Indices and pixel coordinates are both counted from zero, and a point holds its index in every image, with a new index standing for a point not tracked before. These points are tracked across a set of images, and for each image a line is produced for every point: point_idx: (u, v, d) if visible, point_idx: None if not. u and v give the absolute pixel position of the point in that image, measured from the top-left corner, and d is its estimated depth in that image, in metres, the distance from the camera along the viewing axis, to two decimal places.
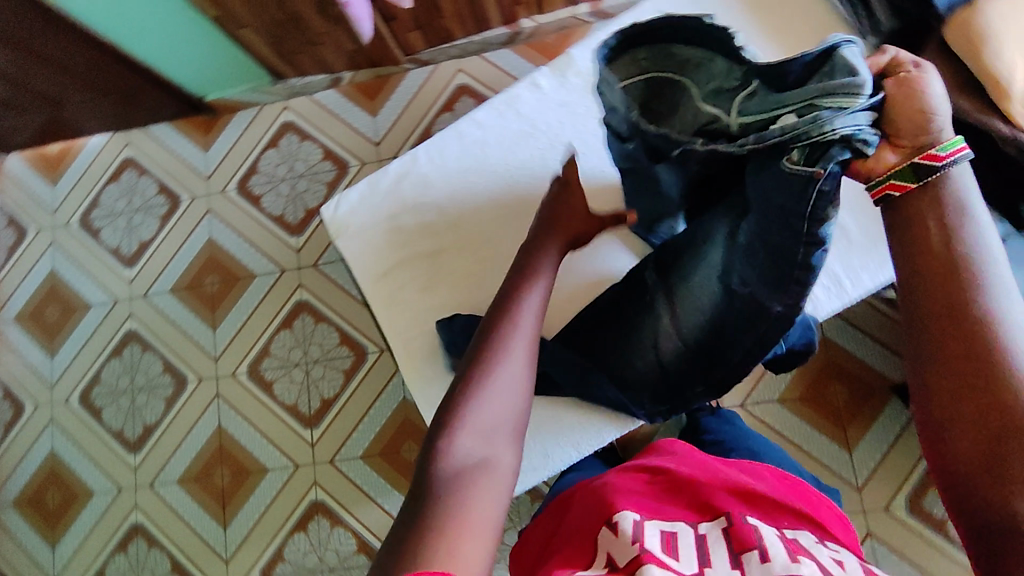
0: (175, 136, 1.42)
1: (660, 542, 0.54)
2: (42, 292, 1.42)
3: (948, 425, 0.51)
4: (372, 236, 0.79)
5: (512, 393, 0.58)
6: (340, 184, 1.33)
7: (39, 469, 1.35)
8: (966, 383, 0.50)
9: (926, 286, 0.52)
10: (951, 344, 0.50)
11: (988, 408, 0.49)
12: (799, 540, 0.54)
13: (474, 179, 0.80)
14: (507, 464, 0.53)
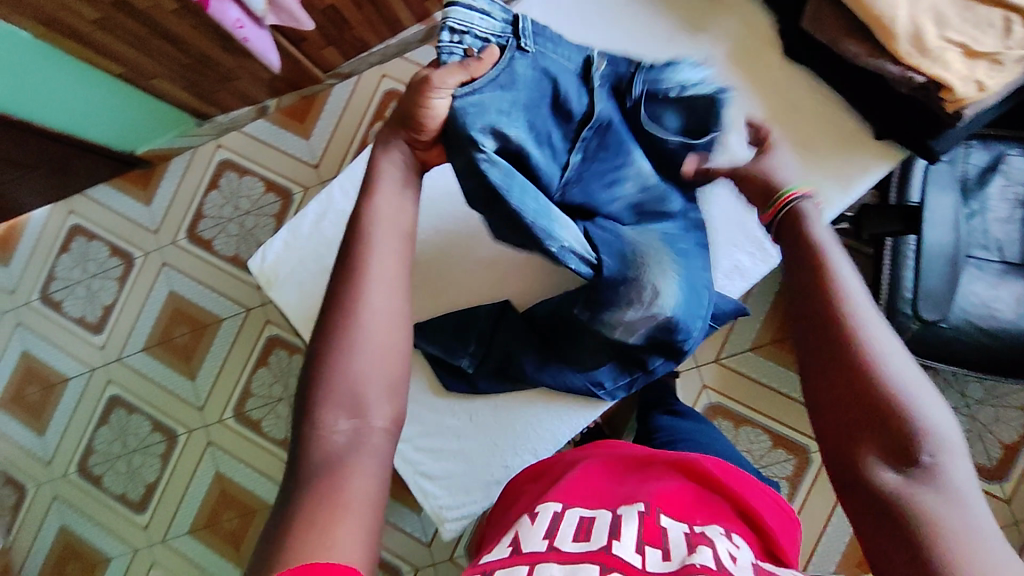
0: (117, 195, 1.40)
1: (574, 529, 0.51)
2: (19, 373, 1.42)
3: (841, 431, 0.47)
4: (303, 279, 0.83)
5: (378, 350, 0.50)
6: (287, 214, 1.32)
7: (52, 545, 1.37)
8: (847, 387, 0.47)
9: (810, 313, 0.50)
10: (829, 347, 0.48)
11: (886, 428, 0.45)
12: (704, 533, 0.52)
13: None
14: (378, 430, 0.48)
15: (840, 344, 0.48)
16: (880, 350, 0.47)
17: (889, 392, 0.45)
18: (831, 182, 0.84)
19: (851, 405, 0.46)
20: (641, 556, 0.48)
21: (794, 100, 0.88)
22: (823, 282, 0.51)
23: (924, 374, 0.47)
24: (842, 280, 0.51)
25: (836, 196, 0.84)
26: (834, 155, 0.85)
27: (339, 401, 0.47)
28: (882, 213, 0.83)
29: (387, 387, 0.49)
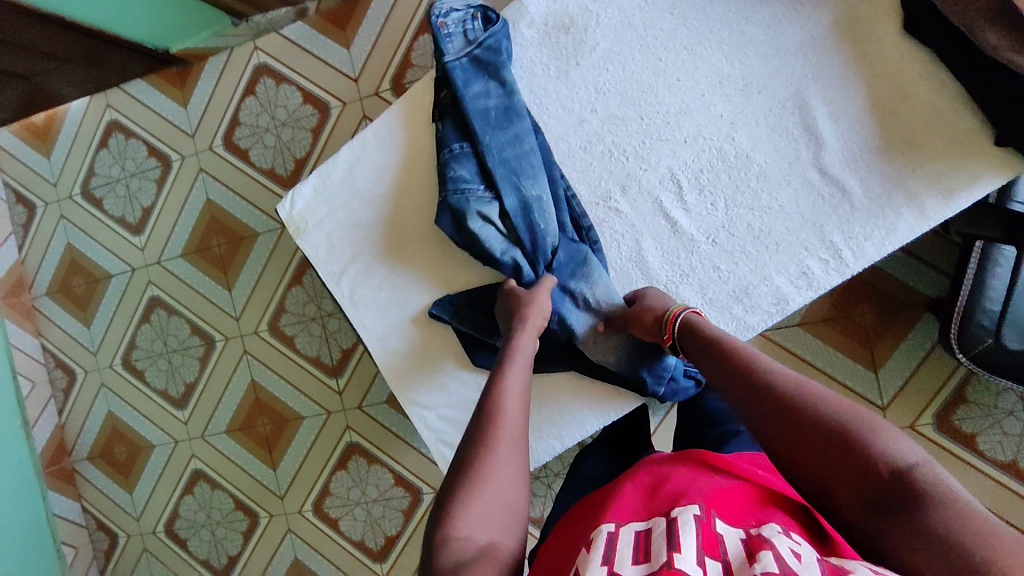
0: (153, 92, 1.35)
1: (632, 550, 0.51)
2: (65, 265, 1.45)
3: (819, 486, 0.52)
4: (333, 231, 0.80)
5: (511, 479, 0.53)
6: (324, 130, 1.26)
7: (102, 427, 1.47)
8: (812, 448, 0.52)
9: (734, 389, 0.60)
10: (783, 427, 0.54)
11: (848, 451, 0.50)
12: (762, 535, 0.50)
13: (424, 160, 0.80)
14: (508, 546, 0.50)
15: (793, 419, 0.54)
16: (825, 404, 0.54)
17: (837, 422, 0.52)
18: (933, 189, 0.75)
19: (819, 460, 0.51)
20: (704, 567, 0.46)
21: (903, 86, 0.76)
22: (759, 376, 0.59)
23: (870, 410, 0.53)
24: (771, 368, 0.59)
25: (934, 205, 0.75)
26: (942, 157, 0.75)
27: (481, 522, 0.50)
28: (980, 215, 0.75)
29: (512, 516, 0.51)
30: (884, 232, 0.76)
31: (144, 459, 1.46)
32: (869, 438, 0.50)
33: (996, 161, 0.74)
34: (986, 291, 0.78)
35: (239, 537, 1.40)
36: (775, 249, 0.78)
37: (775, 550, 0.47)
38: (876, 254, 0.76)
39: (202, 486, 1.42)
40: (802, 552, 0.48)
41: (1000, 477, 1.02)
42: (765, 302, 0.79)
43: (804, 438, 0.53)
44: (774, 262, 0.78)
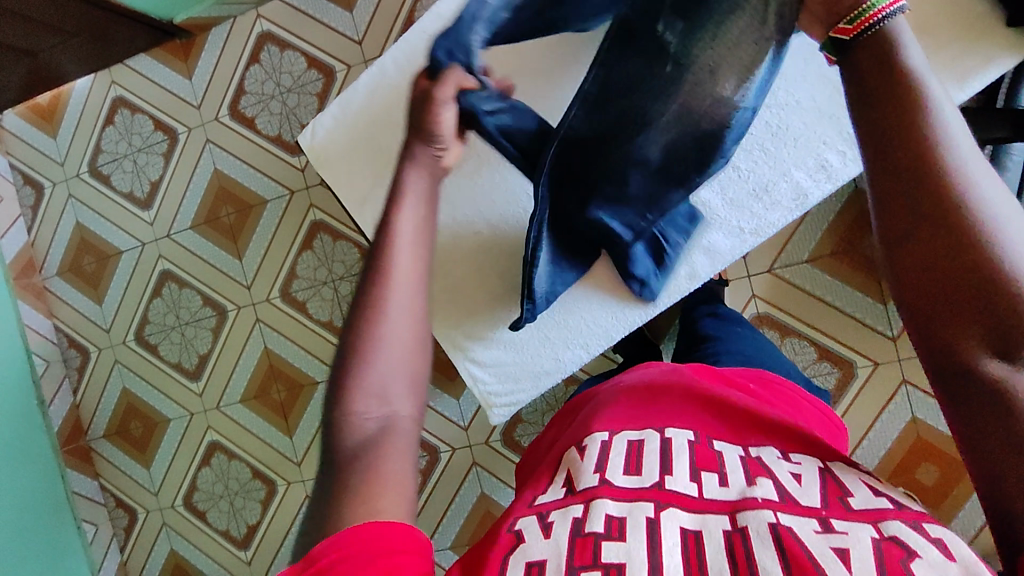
0: (157, 66, 1.37)
1: (625, 459, 0.56)
2: (74, 244, 1.46)
3: (929, 314, 0.45)
4: (353, 160, 0.84)
5: (401, 350, 0.55)
6: (330, 93, 1.27)
7: (118, 404, 1.49)
8: (940, 250, 0.44)
9: (905, 167, 0.45)
10: (936, 235, 0.44)
11: (974, 283, 0.43)
12: (761, 461, 0.55)
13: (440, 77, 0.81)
14: (407, 414, 0.54)
15: (939, 217, 0.44)
16: (986, 215, 0.43)
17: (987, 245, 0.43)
18: (946, 76, 0.76)
19: (948, 281, 0.44)
20: (695, 484, 0.52)
21: None
22: (929, 145, 0.45)
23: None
24: (950, 148, 0.45)
25: (948, 90, 0.76)
26: (952, 44, 0.76)
27: (365, 391, 0.53)
28: (983, 117, 0.78)
29: (411, 380, 0.55)
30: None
31: (161, 433, 1.47)
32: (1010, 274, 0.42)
33: (1006, 46, 0.75)
34: None
35: (259, 505, 1.41)
36: (794, 142, 0.78)
37: (774, 477, 0.52)
38: None
39: (219, 457, 1.43)
40: (798, 475, 0.53)
41: None
42: (784, 198, 0.79)
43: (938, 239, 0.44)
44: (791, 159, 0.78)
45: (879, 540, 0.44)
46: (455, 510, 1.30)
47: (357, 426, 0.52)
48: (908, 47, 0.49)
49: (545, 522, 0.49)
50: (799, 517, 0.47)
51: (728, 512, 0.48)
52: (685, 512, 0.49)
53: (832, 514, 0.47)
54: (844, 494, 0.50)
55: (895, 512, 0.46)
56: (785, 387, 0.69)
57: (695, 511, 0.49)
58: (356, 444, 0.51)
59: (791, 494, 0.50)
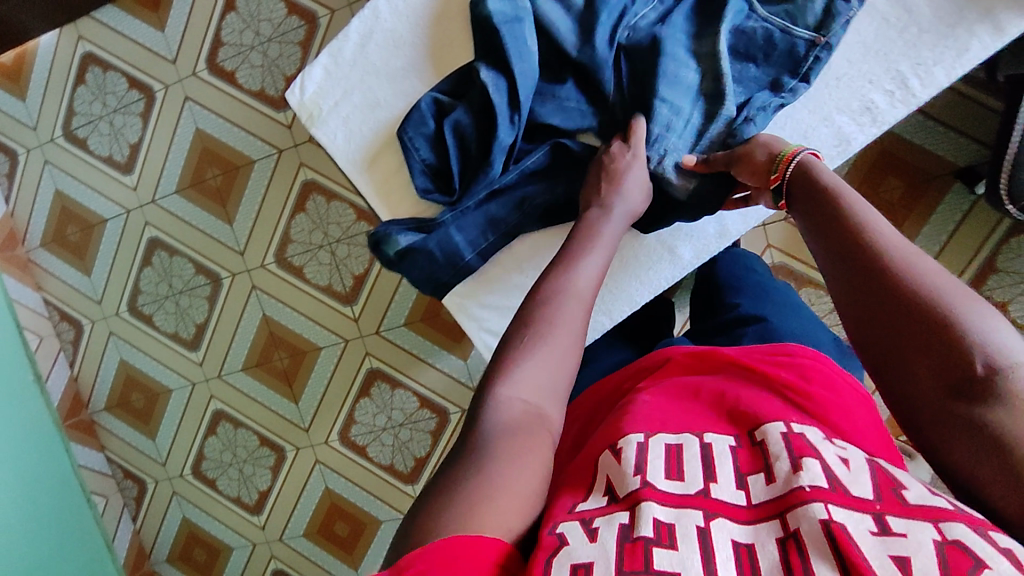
0: (125, 18, 1.27)
1: (663, 461, 0.52)
2: (56, 214, 1.40)
3: (889, 353, 0.50)
4: (351, 117, 0.75)
5: (561, 365, 0.58)
6: (313, 42, 1.19)
7: (117, 376, 1.46)
8: (882, 308, 0.51)
9: (841, 255, 0.56)
10: (876, 292, 0.52)
11: (918, 323, 0.49)
12: (805, 437, 0.53)
13: (439, 22, 0.74)
14: (554, 419, 0.55)
15: (867, 285, 0.53)
16: (908, 273, 0.51)
17: (922, 293, 0.50)
18: (1007, 2, 0.70)
19: (882, 346, 0.51)
20: (743, 491, 0.49)
21: None
22: (855, 237, 0.56)
23: (957, 278, 0.50)
24: (877, 232, 0.55)
25: (1010, 19, 0.70)
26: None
27: (526, 384, 0.56)
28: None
29: (554, 392, 0.57)
30: (955, 53, 0.71)
31: (163, 404, 1.45)
32: (947, 312, 0.48)
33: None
34: None
35: (268, 472, 1.41)
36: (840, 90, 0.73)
37: (820, 459, 0.49)
38: (946, 79, 0.71)
39: (224, 426, 1.42)
40: (846, 461, 0.50)
41: None
42: (825, 140, 0.74)
43: (872, 303, 0.52)
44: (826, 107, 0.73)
45: (941, 541, 0.41)
46: None
47: (505, 406, 0.54)
48: (825, 173, 0.62)
49: (590, 529, 0.46)
50: (853, 514, 0.44)
51: (777, 517, 0.46)
52: (733, 523, 0.47)
53: (887, 510, 0.44)
54: (897, 486, 0.47)
55: (951, 509, 0.43)
56: (822, 366, 0.67)
57: (744, 522, 0.47)
58: (496, 427, 0.52)
59: (842, 484, 0.47)
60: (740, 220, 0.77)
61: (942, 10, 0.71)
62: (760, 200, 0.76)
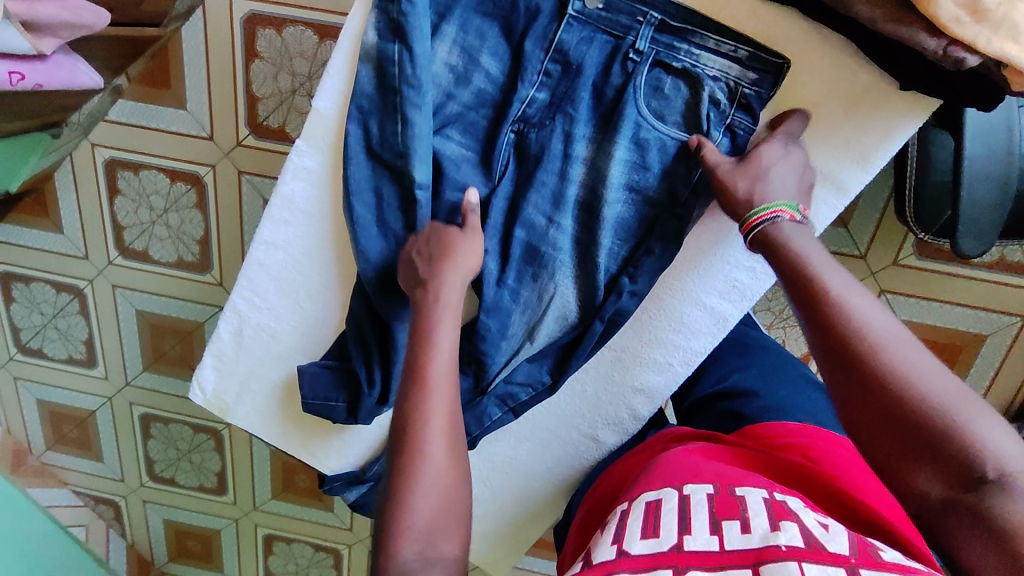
0: (22, 231, 1.24)
1: (643, 522, 0.55)
2: (48, 419, 1.43)
3: (892, 456, 0.50)
4: (260, 407, 0.66)
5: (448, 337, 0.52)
6: (208, 200, 1.15)
7: (167, 532, 1.54)
8: (879, 409, 0.50)
9: (827, 337, 0.53)
10: (873, 391, 0.50)
11: (917, 429, 0.48)
12: (784, 502, 0.55)
13: (305, 307, 0.61)
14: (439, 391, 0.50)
15: (902, 406, 0.49)
16: (928, 387, 0.49)
17: (921, 400, 0.48)
18: (844, 160, 0.62)
19: (894, 443, 0.49)
20: (716, 535, 0.52)
21: None
22: (851, 332, 0.52)
23: (964, 383, 0.49)
24: (863, 319, 0.52)
25: (851, 175, 0.63)
26: (844, 121, 0.61)
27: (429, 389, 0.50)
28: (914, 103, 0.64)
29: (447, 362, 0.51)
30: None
31: (217, 543, 1.53)
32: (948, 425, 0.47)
33: (906, 105, 0.60)
34: (930, 162, 0.69)
35: (333, 570, 1.50)
36: None
37: (797, 521, 0.51)
38: None
39: (279, 544, 1.50)
40: (824, 522, 0.52)
41: (992, 277, 1.01)
42: (703, 325, 0.68)
43: (872, 403, 0.50)
44: (695, 285, 0.67)
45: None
46: None
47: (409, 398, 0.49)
48: (811, 248, 0.56)
49: None
50: (823, 565, 0.46)
51: (750, 565, 0.48)
52: (704, 571, 0.48)
53: (860, 562, 0.46)
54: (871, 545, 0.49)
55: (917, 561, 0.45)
56: (825, 445, 0.67)
57: (714, 569, 0.49)
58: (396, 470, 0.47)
59: (816, 539, 0.49)
60: (647, 402, 0.72)
61: None
62: (660, 377, 0.71)
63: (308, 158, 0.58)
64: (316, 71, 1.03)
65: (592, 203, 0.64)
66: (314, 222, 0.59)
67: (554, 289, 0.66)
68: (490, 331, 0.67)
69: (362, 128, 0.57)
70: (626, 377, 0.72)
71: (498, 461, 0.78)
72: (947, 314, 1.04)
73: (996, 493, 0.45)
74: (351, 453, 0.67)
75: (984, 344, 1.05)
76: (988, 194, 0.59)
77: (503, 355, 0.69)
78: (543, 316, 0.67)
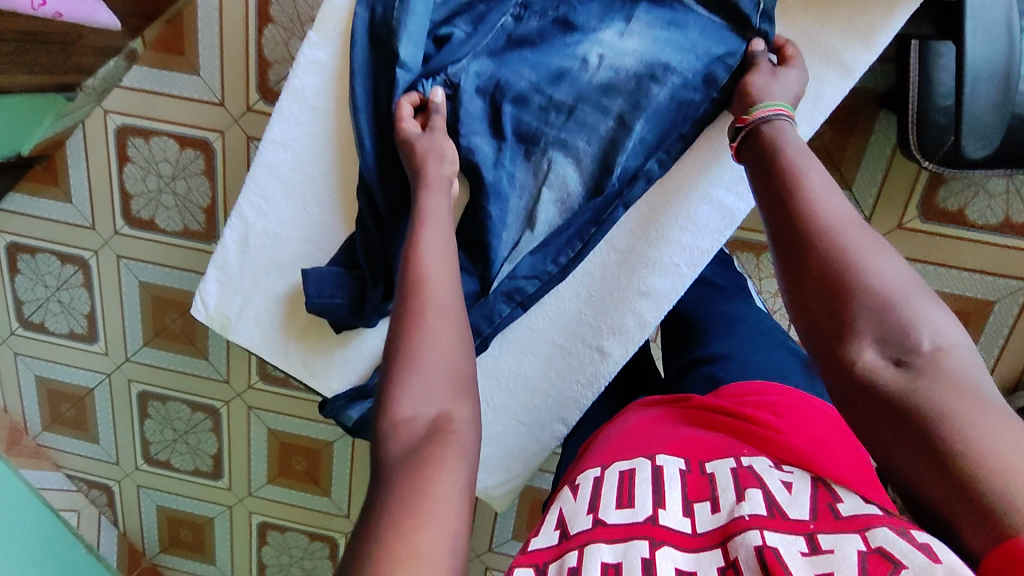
0: (31, 201, 1.25)
1: (616, 492, 0.48)
2: (45, 397, 1.42)
3: (823, 330, 0.44)
4: (264, 319, 0.66)
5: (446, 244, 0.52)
6: (215, 167, 1.16)
7: (159, 520, 1.50)
8: (820, 277, 0.44)
9: (781, 210, 0.49)
10: (816, 256, 0.45)
11: (856, 301, 0.43)
12: (753, 468, 0.48)
13: (316, 202, 0.63)
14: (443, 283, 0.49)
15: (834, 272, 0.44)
16: (869, 265, 0.43)
17: (864, 272, 0.43)
18: (848, 40, 0.63)
19: (827, 315, 0.44)
20: (688, 517, 0.46)
21: None
22: (804, 204, 0.48)
23: (914, 273, 0.44)
24: (818, 198, 0.48)
25: (856, 56, 0.63)
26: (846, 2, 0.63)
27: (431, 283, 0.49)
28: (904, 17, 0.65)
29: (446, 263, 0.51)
30: (812, 103, 0.64)
31: (210, 532, 1.49)
32: (888, 300, 0.42)
33: None
34: (934, 87, 0.70)
35: (327, 561, 1.45)
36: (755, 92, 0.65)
37: (763, 486, 0.46)
38: (810, 129, 0.64)
39: (273, 534, 1.45)
40: (789, 484, 0.46)
41: (998, 239, 1.00)
42: (710, 222, 0.66)
43: (813, 268, 0.45)
44: (704, 176, 0.66)
45: (864, 552, 0.38)
46: (503, 512, 1.30)
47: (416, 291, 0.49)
48: (790, 137, 0.54)
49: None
50: (785, 535, 0.42)
51: (720, 544, 0.43)
52: (678, 551, 0.43)
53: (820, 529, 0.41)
54: (833, 500, 0.44)
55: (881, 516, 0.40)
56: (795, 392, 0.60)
57: (690, 551, 0.43)
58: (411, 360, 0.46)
59: (780, 507, 0.44)
60: (654, 307, 0.67)
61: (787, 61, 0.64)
62: (667, 282, 0.67)
63: (318, 51, 0.61)
64: None
65: (616, 87, 0.65)
66: (321, 118, 0.62)
67: (568, 173, 0.66)
68: (493, 219, 0.64)
69: (369, 9, 0.60)
70: (631, 280, 0.68)
71: (502, 379, 0.70)
72: (953, 278, 1.03)
73: (925, 373, 0.40)
74: (353, 369, 0.66)
75: (994, 310, 1.03)
76: (992, 94, 0.58)
77: (507, 245, 0.66)
78: (552, 201, 0.66)
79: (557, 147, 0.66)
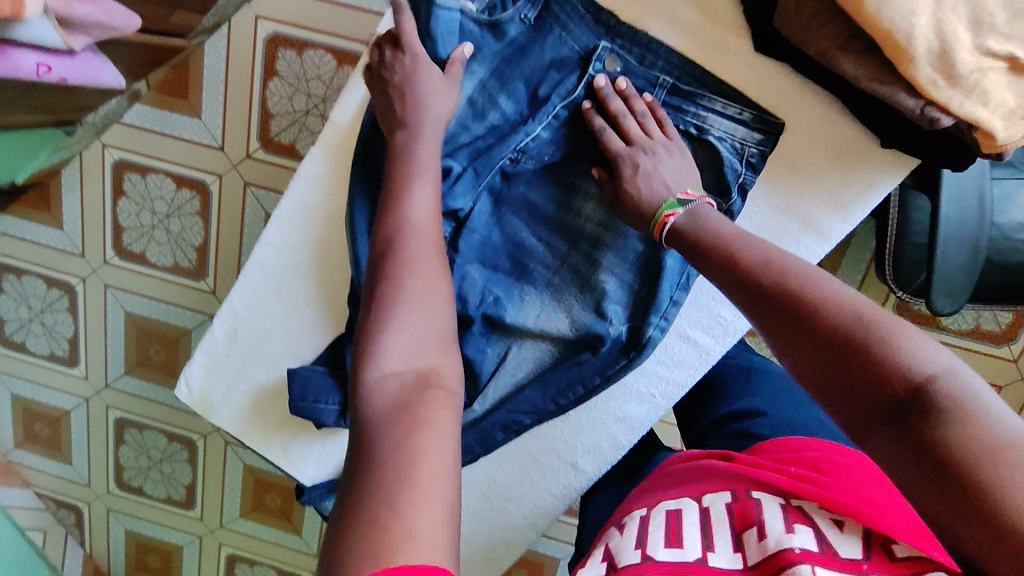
0: (21, 224, 1.25)
1: (663, 531, 0.50)
2: (20, 415, 1.41)
3: (822, 383, 0.46)
4: (244, 408, 0.67)
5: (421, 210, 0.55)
6: (211, 208, 1.17)
7: (128, 544, 1.49)
8: (802, 335, 0.46)
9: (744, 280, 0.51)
10: (796, 323, 0.47)
11: (838, 345, 0.44)
12: (803, 508, 0.48)
13: (304, 310, 0.65)
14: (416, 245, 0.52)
15: (819, 327, 0.46)
16: (843, 309, 0.46)
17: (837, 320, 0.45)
18: (826, 209, 0.65)
19: (826, 363, 0.45)
20: (738, 552, 0.47)
21: None
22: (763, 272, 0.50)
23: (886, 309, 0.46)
24: (782, 261, 0.50)
25: (832, 224, 0.65)
26: (828, 173, 0.65)
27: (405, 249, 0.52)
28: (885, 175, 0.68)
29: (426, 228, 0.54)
30: None
31: (177, 560, 1.48)
32: (872, 339, 0.44)
33: (888, 163, 0.64)
34: (910, 225, 0.73)
35: None
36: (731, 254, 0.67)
37: (812, 525, 0.46)
38: None
39: (241, 567, 1.45)
40: (840, 522, 0.47)
41: (968, 345, 1.03)
42: (686, 358, 0.70)
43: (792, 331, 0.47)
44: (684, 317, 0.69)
45: None
46: None
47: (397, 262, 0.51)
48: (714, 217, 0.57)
49: None
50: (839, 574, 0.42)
51: None
52: None
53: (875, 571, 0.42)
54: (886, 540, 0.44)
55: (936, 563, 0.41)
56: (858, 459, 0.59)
57: None
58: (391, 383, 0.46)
59: (831, 546, 0.44)
60: (628, 431, 0.72)
61: (768, 221, 0.66)
62: (641, 410, 0.72)
63: (318, 164, 0.64)
64: (332, 93, 1.06)
65: (587, 242, 0.68)
66: (317, 227, 0.64)
67: (547, 316, 0.69)
68: (470, 355, 0.68)
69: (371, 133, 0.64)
70: (609, 405, 0.72)
71: (478, 483, 0.75)
72: None
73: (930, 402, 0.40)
74: (331, 460, 0.68)
75: None
76: None
77: (493, 361, 0.70)
78: (531, 337, 0.70)
79: (539, 293, 0.69)
